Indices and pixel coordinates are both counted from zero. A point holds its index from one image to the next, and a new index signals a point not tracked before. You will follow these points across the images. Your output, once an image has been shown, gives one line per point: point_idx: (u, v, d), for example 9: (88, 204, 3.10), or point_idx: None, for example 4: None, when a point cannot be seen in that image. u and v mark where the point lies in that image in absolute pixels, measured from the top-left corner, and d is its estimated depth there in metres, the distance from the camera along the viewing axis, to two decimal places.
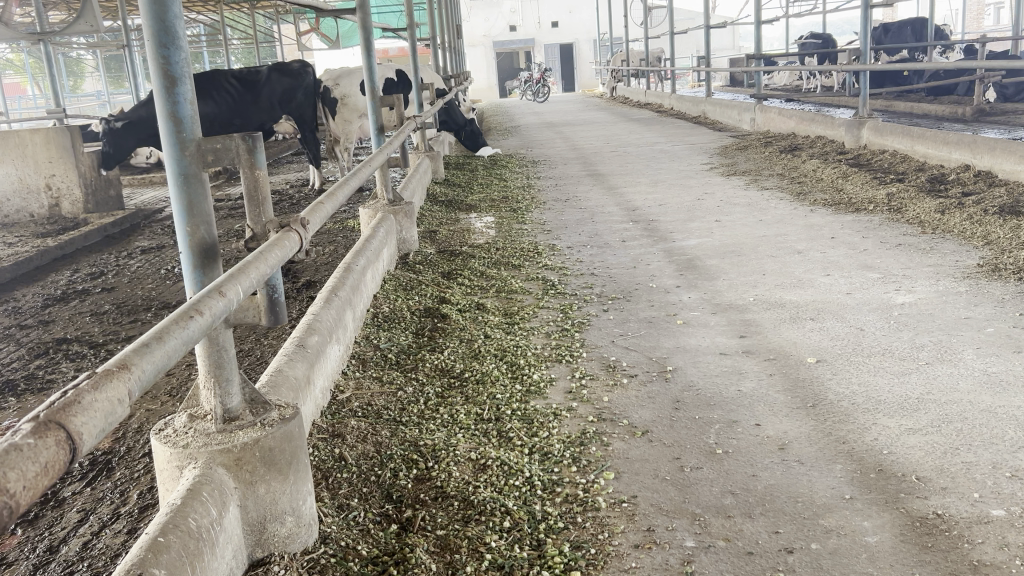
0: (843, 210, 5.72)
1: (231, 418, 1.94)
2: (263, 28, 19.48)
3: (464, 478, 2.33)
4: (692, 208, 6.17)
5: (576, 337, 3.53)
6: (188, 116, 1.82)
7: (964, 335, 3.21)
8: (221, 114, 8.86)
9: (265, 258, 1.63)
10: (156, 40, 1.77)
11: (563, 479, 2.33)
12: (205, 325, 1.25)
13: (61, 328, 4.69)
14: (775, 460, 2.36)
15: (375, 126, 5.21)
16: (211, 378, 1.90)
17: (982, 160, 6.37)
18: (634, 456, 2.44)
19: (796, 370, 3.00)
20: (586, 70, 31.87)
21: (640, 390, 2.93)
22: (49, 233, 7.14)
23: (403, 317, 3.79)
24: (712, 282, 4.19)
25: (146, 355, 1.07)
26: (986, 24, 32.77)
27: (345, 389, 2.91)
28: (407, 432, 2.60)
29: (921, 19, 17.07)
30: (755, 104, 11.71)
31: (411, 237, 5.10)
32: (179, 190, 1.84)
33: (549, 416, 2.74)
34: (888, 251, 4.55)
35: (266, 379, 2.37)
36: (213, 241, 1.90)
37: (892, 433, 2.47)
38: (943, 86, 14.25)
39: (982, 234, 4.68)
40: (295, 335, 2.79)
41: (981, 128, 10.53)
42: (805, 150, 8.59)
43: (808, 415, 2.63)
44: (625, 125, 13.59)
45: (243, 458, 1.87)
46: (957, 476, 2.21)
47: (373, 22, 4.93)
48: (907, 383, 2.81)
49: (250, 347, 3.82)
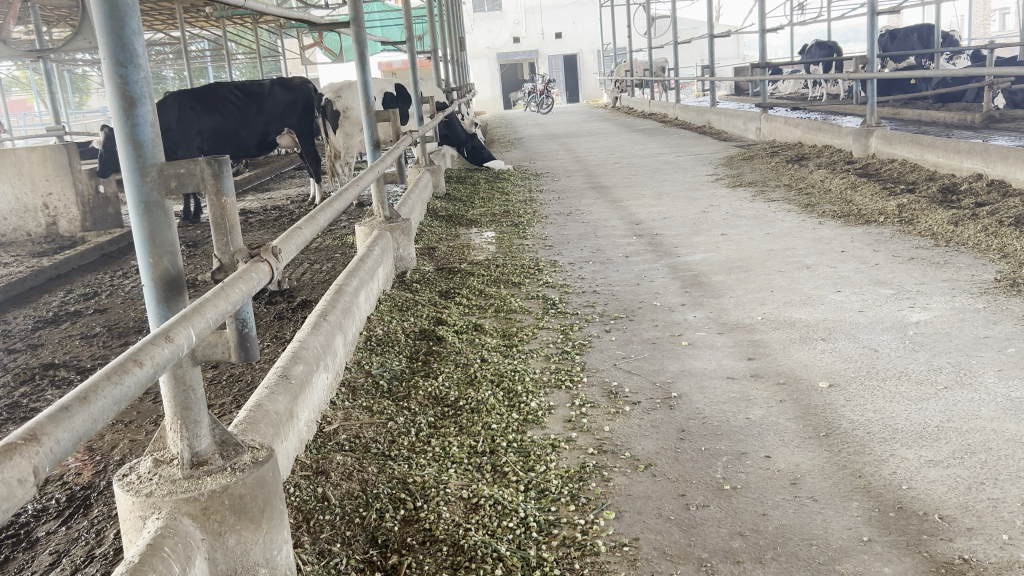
0: (852, 222, 5.57)
1: (198, 463, 1.80)
2: (267, 44, 19.48)
3: (455, 519, 2.18)
4: (697, 221, 6.04)
5: (577, 360, 3.38)
6: (149, 138, 1.68)
7: (983, 356, 3.05)
8: (226, 127, 8.55)
9: (226, 295, 1.50)
10: (112, 57, 1.63)
11: (560, 520, 2.18)
12: (145, 379, 1.13)
13: (49, 353, 4.55)
14: (787, 497, 2.21)
15: (370, 141, 5.08)
16: (177, 420, 1.76)
17: (994, 169, 6.22)
18: (636, 493, 2.30)
19: (808, 396, 2.84)
20: (590, 81, 31.78)
21: (644, 418, 2.78)
22: (45, 253, 7.03)
23: (398, 341, 3.64)
24: (719, 300, 4.05)
25: (62, 422, 0.95)
26: (993, 32, 32.49)
27: (332, 421, 2.77)
28: (396, 468, 2.46)
29: (928, 25, 16.95)
30: (761, 113, 11.56)
31: (408, 254, 4.95)
32: (140, 219, 1.71)
33: (546, 448, 2.59)
34: (901, 265, 4.39)
35: (244, 415, 2.23)
36: (178, 272, 1.77)
37: (911, 466, 2.32)
38: (951, 94, 14.07)
39: (998, 247, 4.53)
40: (279, 364, 2.65)
41: (992, 135, 10.33)
42: (812, 160, 8.46)
43: (821, 446, 2.48)
44: (629, 136, 13.48)
45: (210, 507, 1.73)
46: (983, 514, 2.06)
47: (367, 35, 4.81)
48: (926, 411, 2.65)
49: (239, 372, 3.68)
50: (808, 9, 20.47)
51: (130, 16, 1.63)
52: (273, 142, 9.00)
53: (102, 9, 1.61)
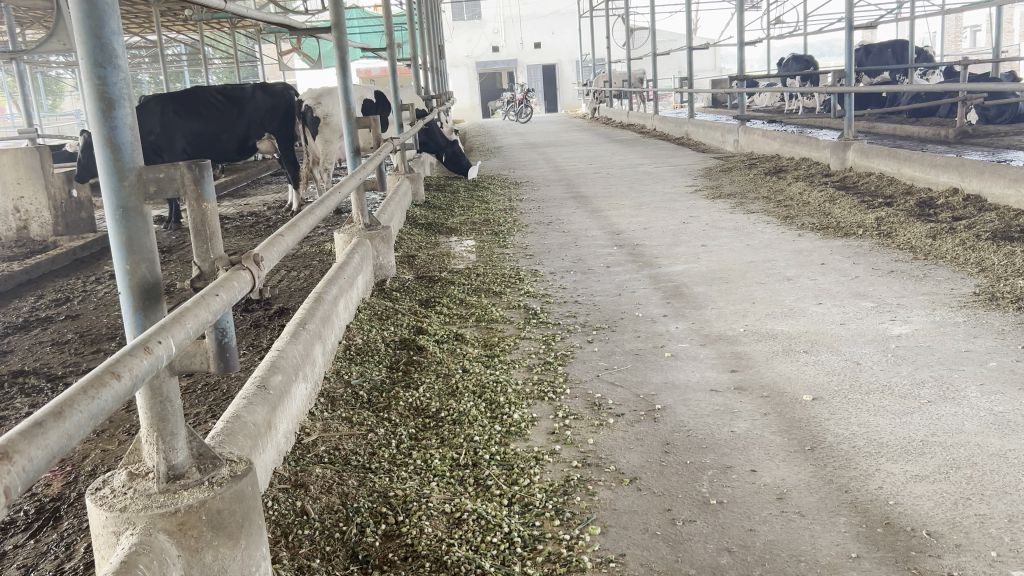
0: (831, 234, 5.60)
1: (175, 477, 1.75)
2: (245, 49, 19.33)
3: (437, 535, 2.14)
4: (677, 231, 6.04)
5: (560, 370, 3.35)
6: (127, 141, 1.63)
7: (965, 370, 3.05)
8: (207, 131, 8.49)
9: (207, 304, 1.45)
10: (90, 58, 1.58)
11: (544, 535, 2.14)
12: (124, 390, 1.08)
13: (19, 360, 4.45)
14: (774, 512, 2.19)
15: (351, 147, 5.03)
16: (154, 432, 1.71)
17: (970, 183, 6.27)
18: (622, 508, 2.26)
19: (792, 409, 2.83)
20: (568, 91, 31.88)
21: (628, 431, 2.75)
22: (16, 257, 6.89)
23: (378, 350, 3.59)
24: (701, 311, 4.04)
25: (35, 439, 0.90)
26: (965, 47, 32.94)
27: (312, 432, 2.72)
28: (377, 481, 2.41)
29: (902, 40, 17.18)
30: (739, 125, 11.61)
31: (388, 262, 4.89)
32: (117, 224, 1.66)
33: (530, 461, 2.55)
34: (881, 278, 4.40)
35: (221, 426, 2.17)
36: (156, 279, 1.71)
37: (898, 481, 2.31)
38: (925, 108, 14.22)
39: (977, 260, 4.56)
40: (257, 374, 2.60)
41: (966, 150, 10.44)
42: (790, 172, 8.50)
43: (807, 459, 2.46)
44: (607, 146, 13.49)
45: (187, 523, 1.67)
46: (971, 531, 2.05)
47: (347, 40, 4.76)
48: (910, 424, 2.65)
49: (216, 382, 3.61)
50: (785, 23, 20.68)
51: (109, 16, 1.59)
52: (253, 147, 8.89)
53: (80, 9, 1.56)
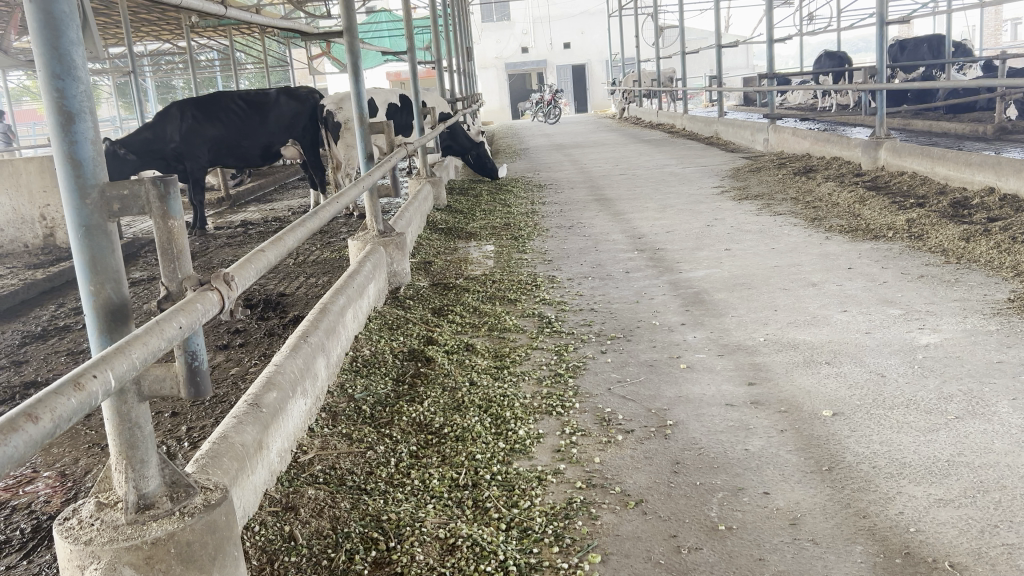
0: (860, 237, 5.42)
1: (146, 506, 1.65)
2: (275, 54, 19.42)
3: (428, 563, 2.04)
4: (700, 235, 5.90)
5: (570, 383, 3.24)
6: (88, 157, 1.56)
7: (997, 384, 2.89)
8: (228, 137, 8.42)
9: (160, 330, 1.42)
10: (48, 69, 1.50)
11: (541, 563, 2.03)
12: (39, 435, 1.04)
13: (33, 370, 4.41)
14: (785, 540, 2.06)
15: (364, 152, 4.94)
16: (122, 459, 1.62)
17: (1007, 182, 6.03)
18: (625, 533, 2.15)
19: (811, 425, 2.69)
20: (598, 91, 31.71)
21: (637, 448, 2.63)
22: (41, 265, 6.92)
23: (385, 362, 3.51)
24: (720, 319, 3.90)
25: None
26: (1004, 41, 32.17)
27: (308, 450, 2.64)
28: (371, 503, 2.32)
29: (939, 35, 16.75)
30: (769, 123, 11.38)
31: (402, 269, 4.80)
32: (79, 243, 1.59)
33: (532, 481, 2.45)
34: (910, 284, 4.22)
35: (207, 448, 2.10)
36: (123, 300, 1.65)
37: (920, 505, 2.17)
38: (962, 104, 13.81)
39: (1012, 264, 4.37)
40: (252, 391, 2.51)
41: (1005, 147, 10.13)
42: (820, 172, 8.29)
43: (823, 481, 2.33)
44: (636, 146, 13.35)
45: (154, 556, 1.60)
46: (998, 562, 1.90)
47: (360, 44, 4.67)
48: (936, 442, 2.50)
49: (223, 393, 3.55)
50: (817, 19, 20.26)
51: (68, 27, 1.51)
52: (277, 152, 8.94)
53: (36, 19, 1.48)
